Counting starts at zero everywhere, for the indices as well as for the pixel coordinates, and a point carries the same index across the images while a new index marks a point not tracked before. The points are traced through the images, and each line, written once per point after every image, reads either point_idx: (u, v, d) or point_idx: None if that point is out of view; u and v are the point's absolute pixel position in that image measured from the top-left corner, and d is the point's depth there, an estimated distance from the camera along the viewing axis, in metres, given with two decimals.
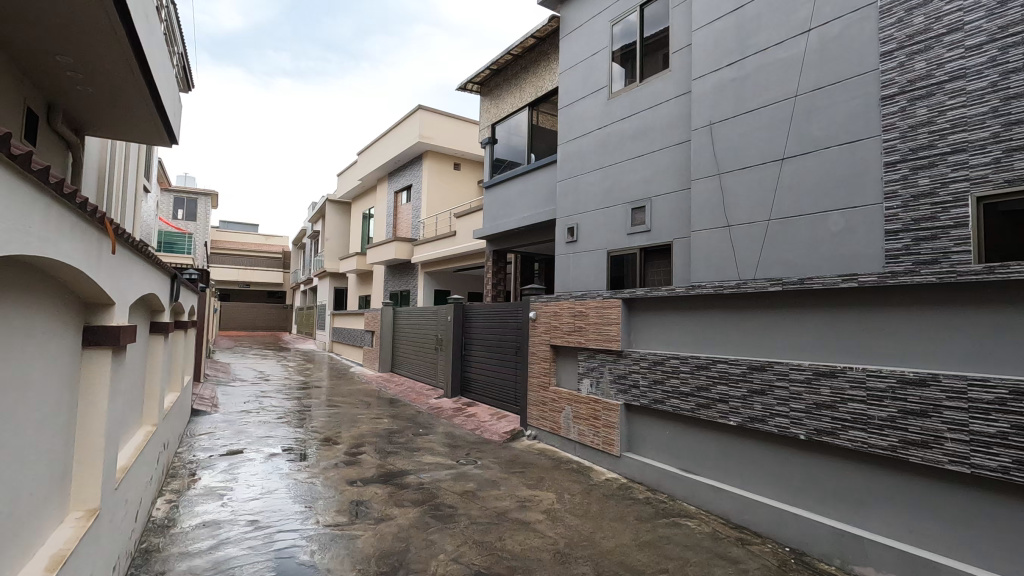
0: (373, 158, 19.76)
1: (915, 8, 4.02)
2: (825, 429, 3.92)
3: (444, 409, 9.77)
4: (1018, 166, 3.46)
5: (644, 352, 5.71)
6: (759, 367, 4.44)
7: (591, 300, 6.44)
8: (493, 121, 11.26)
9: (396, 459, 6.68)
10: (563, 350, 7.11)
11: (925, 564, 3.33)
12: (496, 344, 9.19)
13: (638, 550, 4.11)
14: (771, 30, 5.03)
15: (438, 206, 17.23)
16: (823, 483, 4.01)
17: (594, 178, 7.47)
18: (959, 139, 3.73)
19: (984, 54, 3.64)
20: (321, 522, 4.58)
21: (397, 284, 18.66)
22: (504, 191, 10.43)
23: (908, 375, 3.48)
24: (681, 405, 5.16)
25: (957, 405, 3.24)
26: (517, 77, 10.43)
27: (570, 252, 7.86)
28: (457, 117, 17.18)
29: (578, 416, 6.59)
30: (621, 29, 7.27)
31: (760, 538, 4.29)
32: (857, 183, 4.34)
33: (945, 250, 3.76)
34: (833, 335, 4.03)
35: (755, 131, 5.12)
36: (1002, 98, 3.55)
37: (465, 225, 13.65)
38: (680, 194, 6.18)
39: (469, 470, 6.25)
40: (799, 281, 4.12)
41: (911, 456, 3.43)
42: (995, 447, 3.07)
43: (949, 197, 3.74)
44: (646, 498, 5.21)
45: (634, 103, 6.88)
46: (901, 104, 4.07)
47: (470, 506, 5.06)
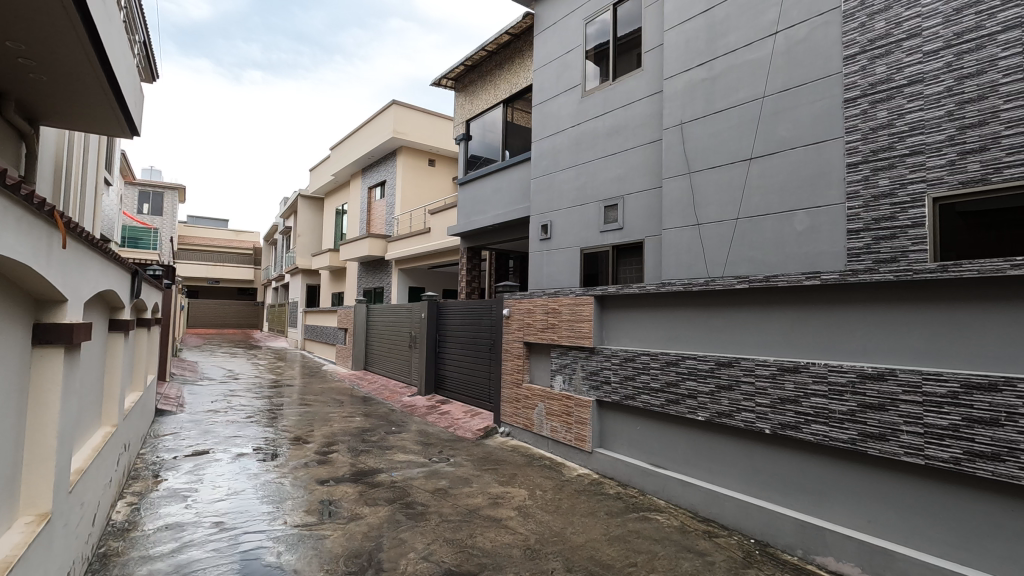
0: (346, 153, 19.50)
1: (877, 14, 4.13)
2: (788, 424, 4.02)
3: (417, 407, 9.71)
4: (971, 168, 3.59)
5: (615, 349, 5.75)
6: (727, 363, 4.52)
7: (564, 297, 6.47)
8: (468, 117, 11.21)
9: (367, 458, 6.62)
10: (536, 347, 7.14)
11: (883, 553, 3.45)
12: (470, 341, 9.18)
13: (608, 544, 4.15)
14: (740, 33, 5.12)
15: (412, 202, 17.07)
16: (788, 476, 4.11)
17: (568, 176, 7.50)
18: (916, 141, 3.86)
19: (940, 59, 3.77)
20: (289, 523, 4.50)
21: (371, 281, 18.46)
22: (478, 188, 10.41)
23: (866, 370, 3.59)
24: (651, 401, 5.22)
25: (912, 399, 3.35)
26: (491, 74, 10.40)
27: (543, 249, 7.89)
28: (432, 113, 17.07)
29: (551, 412, 6.63)
30: (594, 28, 7.31)
31: (726, 531, 4.38)
32: (821, 183, 4.45)
33: (903, 249, 3.89)
34: (796, 332, 4.13)
35: (725, 132, 5.21)
36: (957, 102, 3.68)
37: (439, 222, 13.57)
38: (652, 193, 6.25)
39: (441, 468, 6.22)
40: (764, 279, 4.21)
41: (869, 448, 3.53)
42: (947, 439, 3.18)
43: (907, 198, 3.87)
44: (617, 494, 5.26)
45: (607, 102, 6.93)
46: (863, 106, 4.19)
47: (442, 503, 5.05)
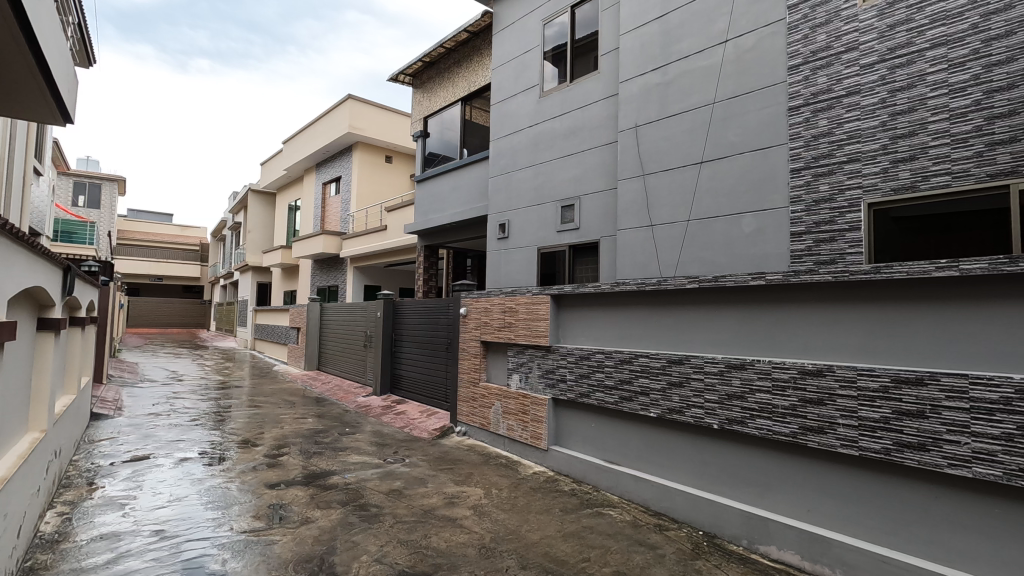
0: (300, 147, 18.95)
1: (818, 27, 4.33)
2: (735, 418, 4.16)
3: (372, 407, 9.55)
4: (902, 176, 3.83)
5: (571, 347, 5.82)
6: (678, 361, 4.64)
7: (521, 296, 6.49)
8: (425, 114, 11.10)
9: (320, 460, 6.46)
10: (493, 346, 7.15)
11: (821, 541, 3.62)
12: (426, 340, 9.09)
13: (563, 540, 4.20)
14: (693, 39, 5.26)
15: (369, 199, 16.78)
16: (734, 469, 4.26)
17: (526, 175, 7.53)
18: (853, 149, 4.08)
19: (876, 73, 4.00)
20: (236, 529, 4.35)
21: (325, 279, 18.01)
22: (435, 186, 10.32)
23: (807, 366, 3.75)
24: (606, 398, 5.31)
25: (848, 393, 3.53)
26: (450, 71, 10.32)
27: (501, 248, 7.90)
28: (389, 109, 16.82)
29: (507, 411, 6.64)
30: (552, 30, 7.37)
31: (676, 524, 4.51)
32: (767, 187, 4.63)
33: (841, 251, 4.11)
34: (743, 330, 4.29)
35: (677, 136, 5.35)
36: (890, 114, 3.91)
37: (396, 220, 13.39)
38: (607, 194, 6.35)
39: (396, 468, 6.14)
40: (714, 279, 4.34)
41: (809, 441, 3.70)
42: (879, 431, 3.37)
43: (846, 203, 4.10)
44: (572, 490, 5.33)
45: (565, 103, 7.00)
46: (805, 114, 4.38)
47: (397, 504, 4.98)
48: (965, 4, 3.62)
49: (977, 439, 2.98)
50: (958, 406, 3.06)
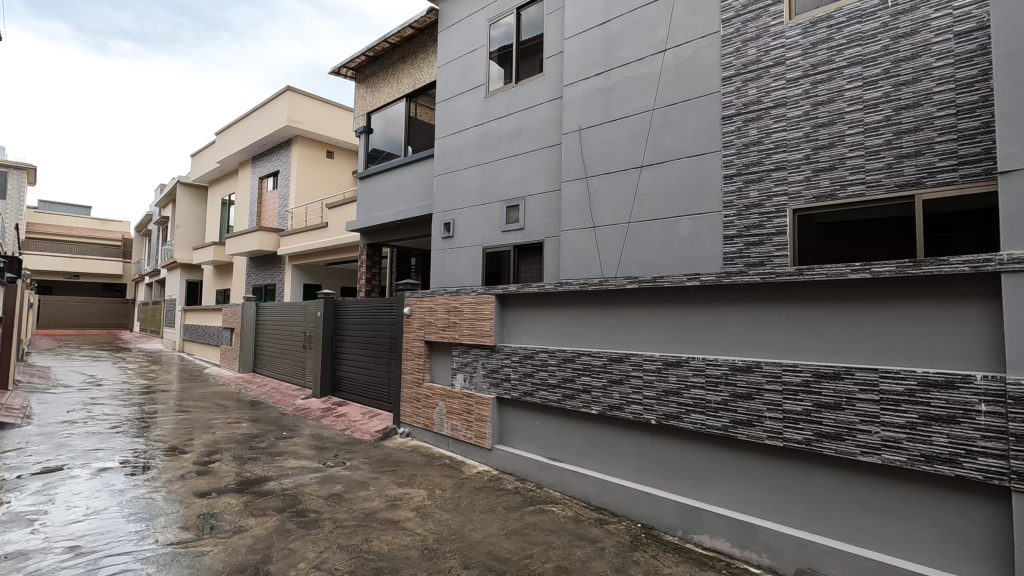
0: (234, 138, 18.09)
1: (749, 41, 4.57)
2: (671, 414, 4.33)
3: (312, 410, 9.26)
4: (823, 184, 4.12)
5: (515, 346, 5.86)
6: (618, 359, 4.78)
7: (465, 296, 6.48)
8: (369, 110, 10.86)
9: (255, 466, 6.20)
10: (437, 345, 7.10)
11: (749, 528, 3.83)
12: (369, 340, 8.91)
13: (506, 538, 4.24)
14: (634, 47, 5.41)
15: (309, 195, 16.25)
16: (670, 463, 4.43)
17: (471, 175, 7.52)
18: (780, 158, 4.35)
19: (800, 87, 4.27)
20: (161, 541, 4.11)
21: (262, 277, 17.29)
22: (379, 184, 10.13)
23: (737, 363, 3.96)
24: (549, 397, 5.39)
25: (774, 387, 3.74)
26: (394, 67, 10.15)
27: (446, 248, 7.87)
28: (330, 102, 16.35)
29: (451, 411, 6.61)
30: (498, 30, 7.40)
31: (616, 518, 4.64)
32: (702, 192, 4.83)
33: (769, 254, 4.36)
34: (679, 329, 4.46)
35: (619, 140, 5.49)
36: (813, 126, 4.19)
37: (337, 217, 13.04)
38: (551, 195, 6.44)
39: (336, 472, 5.98)
40: (652, 279, 4.49)
41: (738, 433, 3.90)
42: (801, 423, 3.59)
43: (773, 209, 4.36)
44: (516, 488, 5.38)
45: (510, 104, 7.04)
46: (737, 124, 4.61)
47: (337, 509, 4.85)
48: (877, 27, 3.93)
49: (885, 428, 3.23)
50: (869, 398, 3.31)
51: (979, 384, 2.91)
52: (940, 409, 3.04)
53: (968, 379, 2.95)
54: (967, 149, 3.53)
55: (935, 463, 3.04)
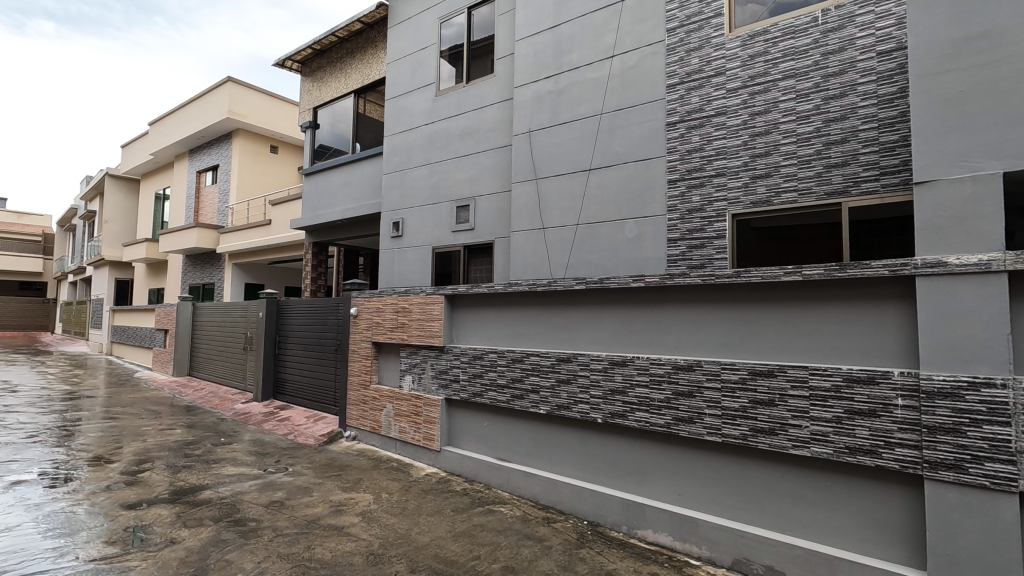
0: (169, 129, 17.17)
1: (692, 51, 4.73)
2: (617, 412, 4.42)
3: (253, 415, 8.91)
4: (760, 191, 4.32)
5: (464, 347, 5.83)
6: (566, 359, 4.83)
7: (414, 296, 6.40)
8: (315, 104, 10.55)
9: (189, 474, 5.89)
10: (385, 347, 6.98)
11: (689, 521, 3.96)
12: (313, 341, 8.65)
13: (453, 540, 4.20)
14: (582, 52, 5.50)
15: (251, 191, 15.62)
16: (617, 461, 4.51)
17: (420, 174, 7.43)
18: (720, 164, 4.53)
19: (739, 97, 4.46)
20: (83, 557, 3.84)
21: (199, 276, 16.49)
22: (325, 180, 9.86)
23: (680, 362, 4.08)
24: (498, 397, 5.40)
25: (714, 385, 3.88)
26: (342, 61, 9.90)
27: (394, 247, 7.75)
28: (274, 95, 15.78)
29: (399, 413, 6.51)
30: (448, 30, 7.35)
31: (563, 516, 4.70)
32: (647, 195, 4.96)
33: (709, 257, 4.54)
34: (624, 330, 4.56)
35: (568, 143, 5.57)
36: (750, 135, 4.39)
37: (281, 214, 12.61)
38: (501, 196, 6.46)
39: (277, 478, 5.77)
40: (599, 281, 4.57)
41: (680, 430, 4.03)
42: (738, 419, 3.74)
43: (714, 213, 4.54)
44: (464, 489, 5.36)
45: (460, 104, 7.01)
46: (680, 130, 4.77)
47: (277, 517, 4.68)
48: (809, 43, 4.15)
49: (815, 422, 3.41)
50: (800, 394, 3.48)
51: (897, 380, 3.12)
52: (863, 403, 3.24)
53: (887, 375, 3.15)
54: (887, 160, 3.79)
55: (858, 454, 3.24)
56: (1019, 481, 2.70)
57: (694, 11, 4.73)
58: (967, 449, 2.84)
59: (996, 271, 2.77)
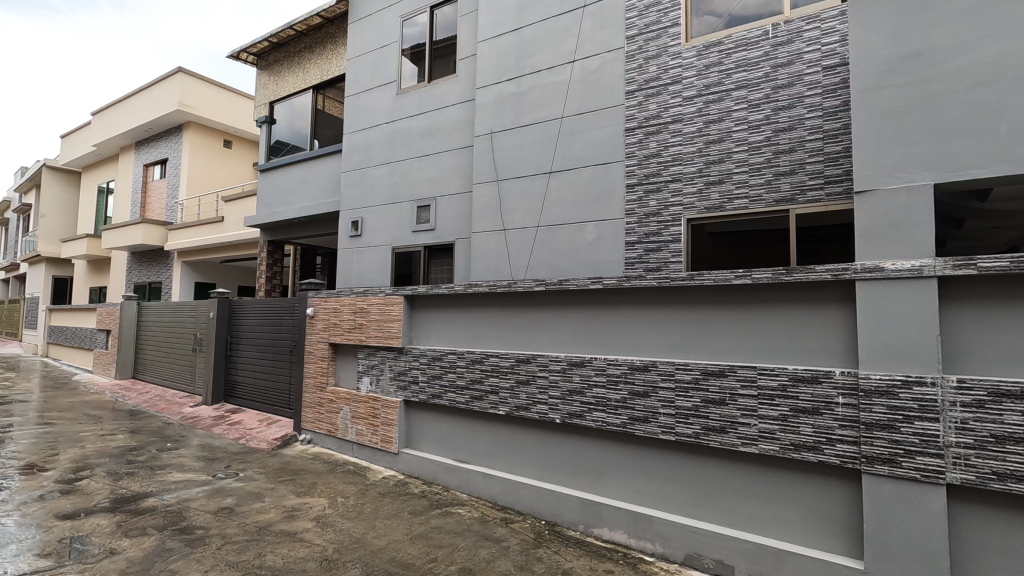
0: (113, 120, 16.36)
1: (650, 59, 4.85)
2: (575, 412, 4.48)
3: (202, 418, 8.57)
4: (713, 197, 4.46)
5: (423, 348, 5.78)
6: (525, 360, 4.86)
7: (373, 297, 6.30)
8: (271, 99, 10.25)
9: (132, 481, 5.62)
10: (342, 348, 6.84)
11: (644, 518, 4.04)
12: (267, 342, 8.40)
13: (410, 543, 4.16)
14: (544, 56, 5.54)
15: (202, 186, 15.04)
16: (574, 460, 4.57)
17: (380, 173, 7.33)
18: (676, 170, 4.67)
19: (695, 105, 4.60)
20: (12, 572, 3.61)
21: (146, 274, 15.76)
22: (282, 177, 9.61)
23: (636, 362, 4.17)
24: (457, 399, 5.37)
25: (668, 385, 3.98)
26: (300, 56, 9.66)
27: (353, 247, 7.61)
28: (228, 88, 15.26)
29: (356, 415, 6.39)
30: (410, 28, 7.28)
31: (521, 516, 4.72)
32: (606, 199, 5.05)
33: (666, 260, 4.66)
34: (583, 332, 4.61)
35: (529, 145, 5.61)
36: (705, 142, 4.53)
37: (234, 211, 12.21)
38: (463, 196, 6.44)
39: (227, 484, 5.57)
40: (559, 283, 4.60)
41: (636, 430, 4.11)
42: (691, 417, 3.84)
43: (670, 217, 4.67)
44: (422, 492, 5.31)
45: (422, 104, 6.96)
46: (639, 136, 4.88)
47: (226, 524, 4.52)
48: (760, 55, 4.32)
49: (763, 420, 3.54)
50: (749, 393, 3.61)
51: (838, 379, 3.27)
52: (806, 401, 3.38)
53: (829, 374, 3.30)
54: (832, 170, 3.98)
55: (802, 450, 3.37)
56: (946, 473, 2.88)
57: (653, 20, 4.85)
58: (900, 444, 3.01)
59: (927, 276, 2.95)
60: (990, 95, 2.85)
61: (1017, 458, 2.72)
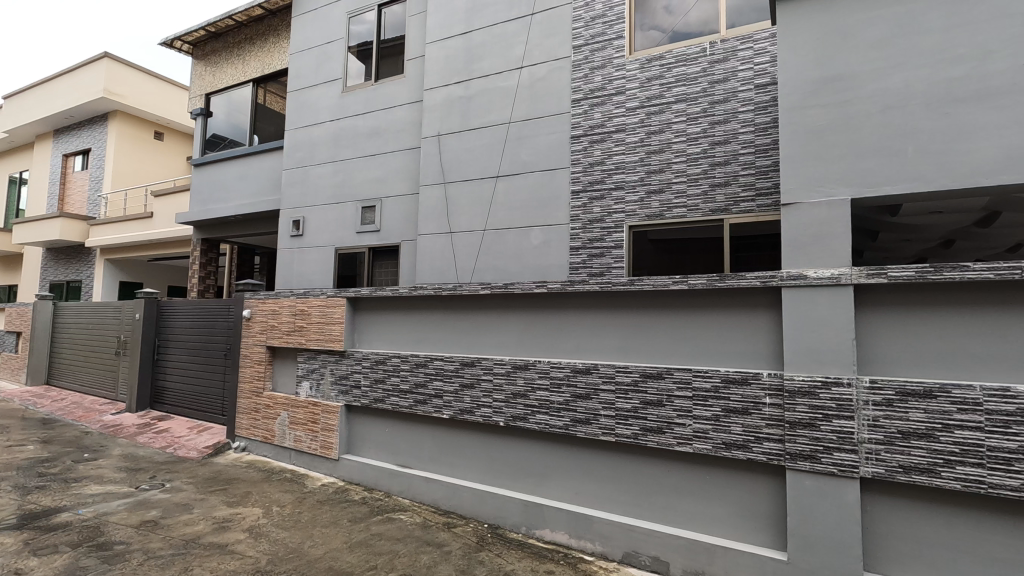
0: (28, 104, 15.15)
1: (596, 69, 4.98)
2: (518, 415, 4.51)
3: (125, 426, 8.04)
4: (654, 205, 4.64)
5: (366, 351, 5.66)
6: (470, 363, 4.86)
7: (314, 298, 6.12)
8: (207, 90, 9.80)
9: (43, 496, 5.21)
10: (281, 351, 6.61)
11: (585, 518, 4.12)
12: (200, 345, 7.99)
13: (349, 551, 4.06)
14: (492, 61, 5.58)
15: (129, 179, 14.16)
16: (517, 463, 4.60)
17: (324, 171, 7.14)
18: (619, 179, 4.81)
19: (637, 116, 4.76)
20: None
21: (63, 272, 14.65)
22: (218, 172, 9.19)
23: (578, 365, 4.25)
24: (400, 403, 5.30)
25: (609, 387, 4.08)
26: (239, 47, 9.28)
27: (294, 247, 7.37)
28: (159, 77, 14.46)
29: (295, 421, 6.19)
30: (357, 26, 7.16)
31: (463, 520, 4.71)
32: (551, 204, 5.13)
33: (608, 265, 4.79)
34: (527, 335, 4.65)
35: (476, 149, 5.62)
36: (646, 152, 4.70)
37: (165, 206, 11.57)
38: (409, 198, 6.38)
39: (152, 496, 5.25)
40: (504, 286, 4.62)
41: (578, 431, 4.19)
42: (630, 419, 3.95)
43: (613, 224, 4.80)
44: (363, 498, 5.20)
45: (368, 103, 6.84)
46: (584, 143, 4.99)
47: (149, 538, 4.26)
48: (698, 71, 4.52)
49: (697, 421, 3.68)
50: (685, 394, 3.75)
51: (765, 380, 3.46)
52: (737, 402, 3.54)
53: (757, 376, 3.49)
54: (762, 183, 4.21)
55: (733, 449, 3.54)
56: (860, 467, 3.10)
57: (598, 32, 4.99)
58: (820, 441, 3.21)
59: (844, 284, 3.17)
60: (899, 118, 3.11)
61: (921, 452, 2.96)
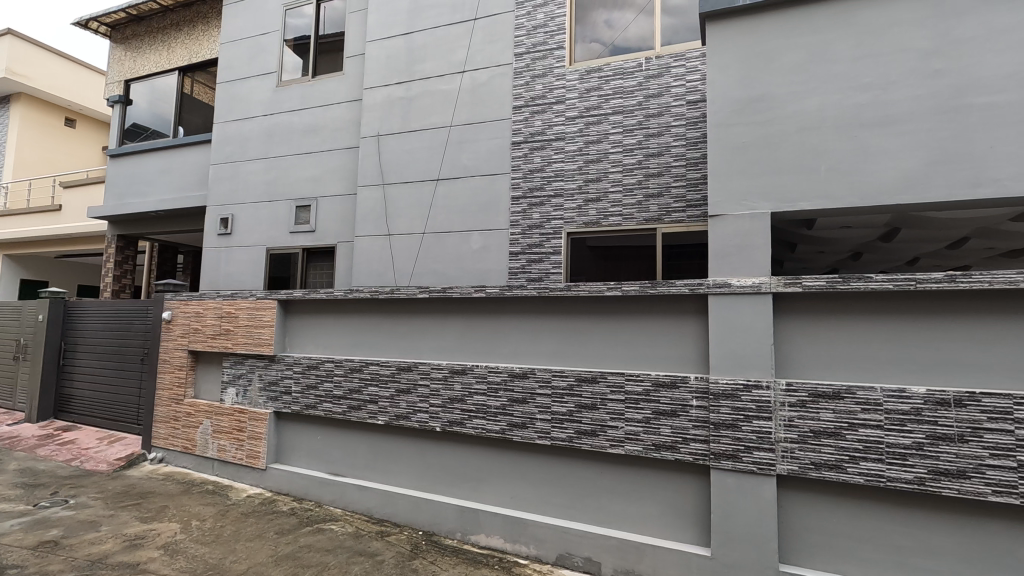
0: None
1: (537, 77, 5.05)
2: (455, 420, 4.48)
3: (23, 438, 7.34)
4: (591, 213, 4.75)
5: (298, 356, 5.45)
6: (406, 368, 4.78)
7: (242, 300, 5.82)
8: (126, 76, 9.15)
9: None
10: (204, 356, 6.24)
11: (520, 522, 4.14)
12: (112, 349, 7.43)
13: (275, 566, 3.89)
14: (433, 63, 5.54)
15: (33, 168, 12.98)
16: (454, 468, 4.56)
17: (255, 168, 6.84)
18: (558, 186, 4.90)
19: (576, 125, 4.86)
20: None
21: None
22: (137, 165, 8.60)
23: (515, 370, 4.27)
24: (333, 409, 5.13)
25: (545, 392, 4.12)
26: (164, 33, 8.74)
27: (222, 246, 7.01)
28: (70, 58, 13.36)
29: (218, 430, 5.86)
30: (294, 19, 6.92)
31: (398, 528, 4.62)
32: (491, 210, 5.15)
33: (546, 271, 4.86)
34: (464, 340, 4.62)
35: (417, 151, 5.56)
36: (584, 161, 4.81)
37: (75, 199, 10.68)
38: (346, 198, 6.21)
39: (53, 514, 4.82)
40: (442, 291, 4.58)
41: (514, 436, 4.21)
42: (565, 422, 4.02)
43: (552, 230, 4.88)
44: (291, 509, 4.99)
45: (304, 98, 6.62)
46: (524, 150, 5.05)
47: (47, 560, 3.90)
48: (635, 85, 4.68)
49: (628, 423, 3.79)
50: (618, 397, 3.86)
51: (692, 384, 3.61)
52: (666, 404, 3.68)
53: (685, 380, 3.63)
54: (692, 195, 4.41)
55: (661, 450, 3.67)
56: (776, 465, 3.29)
57: (539, 41, 5.06)
58: (741, 441, 3.38)
59: (764, 292, 3.37)
60: (814, 139, 3.34)
61: (829, 450, 3.18)
